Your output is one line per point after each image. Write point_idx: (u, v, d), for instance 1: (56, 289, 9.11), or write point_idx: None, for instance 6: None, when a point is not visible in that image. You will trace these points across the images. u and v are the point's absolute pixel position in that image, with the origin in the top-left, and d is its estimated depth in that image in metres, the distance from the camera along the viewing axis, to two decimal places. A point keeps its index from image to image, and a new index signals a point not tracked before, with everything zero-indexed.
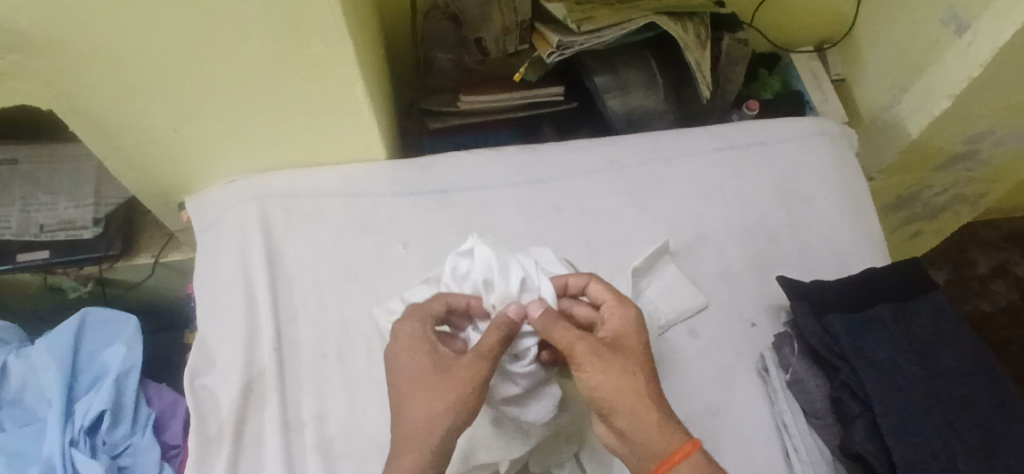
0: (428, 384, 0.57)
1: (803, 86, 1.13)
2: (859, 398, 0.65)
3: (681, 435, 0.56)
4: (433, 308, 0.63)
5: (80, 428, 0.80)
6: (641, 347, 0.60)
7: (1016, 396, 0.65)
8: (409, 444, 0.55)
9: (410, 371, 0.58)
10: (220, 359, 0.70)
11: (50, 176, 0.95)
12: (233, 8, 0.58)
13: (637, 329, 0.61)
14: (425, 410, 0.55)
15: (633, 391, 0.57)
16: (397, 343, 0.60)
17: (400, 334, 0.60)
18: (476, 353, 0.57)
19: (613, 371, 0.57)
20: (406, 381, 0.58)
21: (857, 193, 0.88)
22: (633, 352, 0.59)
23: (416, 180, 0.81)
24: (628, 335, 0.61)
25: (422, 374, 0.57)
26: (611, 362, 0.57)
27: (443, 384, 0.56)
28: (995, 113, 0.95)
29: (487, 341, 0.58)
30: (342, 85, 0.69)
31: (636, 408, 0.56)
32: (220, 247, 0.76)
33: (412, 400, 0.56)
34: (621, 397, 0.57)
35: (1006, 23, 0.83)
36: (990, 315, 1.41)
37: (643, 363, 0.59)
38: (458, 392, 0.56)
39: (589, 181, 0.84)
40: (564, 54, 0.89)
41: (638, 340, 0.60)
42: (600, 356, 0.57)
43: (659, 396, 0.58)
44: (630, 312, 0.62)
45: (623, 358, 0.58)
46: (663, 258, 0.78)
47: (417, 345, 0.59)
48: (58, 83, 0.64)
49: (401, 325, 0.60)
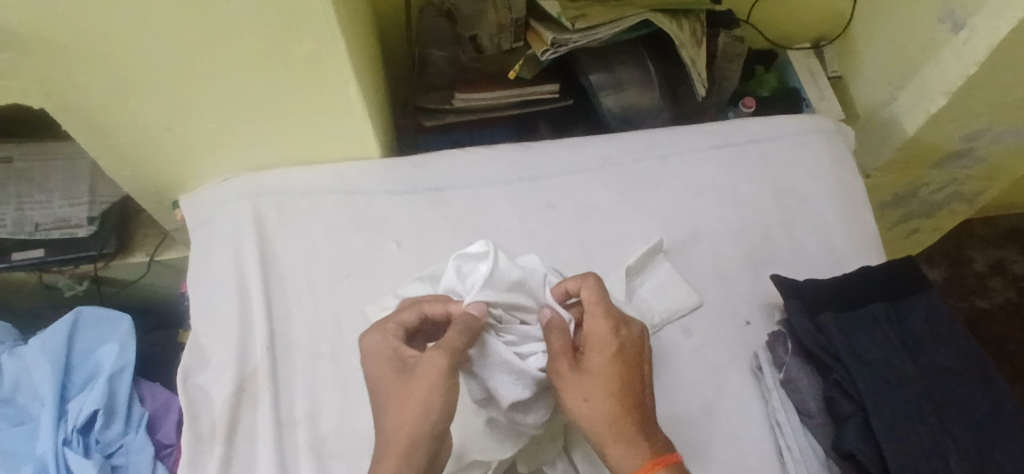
0: (396, 390, 0.57)
1: (800, 83, 1.12)
2: (850, 396, 0.65)
3: (639, 454, 0.57)
4: (401, 318, 0.62)
5: (73, 428, 0.80)
6: (605, 363, 0.60)
7: (1008, 394, 0.65)
8: (386, 449, 0.55)
9: (380, 380, 0.59)
10: (213, 358, 0.70)
11: (44, 174, 0.94)
12: (224, 9, 0.58)
13: (608, 341, 0.61)
14: (394, 416, 0.56)
15: (590, 413, 0.58)
16: (365, 353, 0.61)
17: (368, 346, 0.61)
18: (434, 352, 0.57)
19: (571, 389, 0.59)
20: (379, 389, 0.59)
21: (852, 191, 0.87)
22: (597, 366, 0.60)
23: (409, 178, 0.80)
24: (600, 346, 0.61)
25: (390, 380, 0.58)
26: (570, 383, 0.59)
27: (407, 389, 0.57)
28: (990, 111, 0.95)
29: (443, 340, 0.58)
30: (335, 84, 0.69)
31: (592, 425, 0.58)
32: (213, 245, 0.76)
33: (385, 406, 0.57)
34: (578, 414, 0.58)
35: (1000, 20, 0.83)
36: (987, 312, 1.41)
37: (606, 378, 0.59)
38: (420, 394, 0.56)
39: (583, 179, 0.83)
40: (558, 51, 0.89)
41: (610, 353, 0.61)
42: (564, 378, 0.59)
43: (619, 412, 0.58)
44: (605, 323, 0.62)
45: (586, 373, 0.59)
46: (657, 256, 0.78)
47: (382, 353, 0.60)
48: (48, 82, 0.64)
49: (367, 337, 0.61)
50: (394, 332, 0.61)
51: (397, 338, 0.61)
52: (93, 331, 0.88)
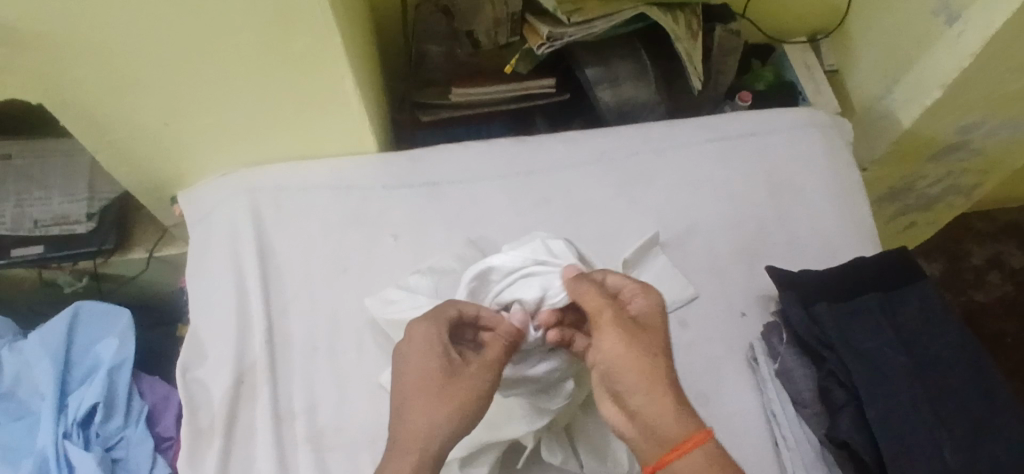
0: (436, 392, 0.56)
1: (796, 77, 1.12)
2: (844, 386, 0.65)
3: (696, 419, 0.54)
4: (454, 314, 0.61)
5: (73, 421, 0.81)
6: (662, 327, 0.59)
7: (1001, 384, 0.66)
8: (410, 447, 0.54)
9: (418, 376, 0.57)
10: (211, 352, 0.71)
11: (43, 171, 0.95)
12: (219, 5, 0.58)
13: (661, 309, 0.60)
14: (431, 414, 0.55)
15: (650, 368, 0.56)
16: (409, 342, 0.59)
17: (417, 335, 0.59)
18: (483, 369, 0.58)
19: (637, 347, 0.57)
20: (413, 385, 0.57)
21: (847, 183, 0.88)
22: (656, 332, 0.58)
23: (405, 172, 0.81)
24: (655, 313, 0.60)
25: (432, 376, 0.57)
26: (631, 338, 0.57)
27: (448, 393, 0.56)
28: (986, 104, 0.95)
29: (491, 355, 0.59)
30: (331, 79, 0.69)
31: (651, 389, 0.55)
32: (211, 240, 0.76)
33: (416, 403, 0.56)
34: (641, 373, 0.55)
35: (994, 13, 0.83)
36: (984, 306, 1.41)
37: (664, 344, 0.58)
38: (464, 403, 0.56)
39: (579, 173, 0.84)
40: (553, 45, 0.89)
41: (664, 321, 0.59)
42: (622, 331, 0.57)
43: (677, 379, 0.56)
44: (655, 295, 0.61)
45: (647, 334, 0.58)
46: (651, 251, 0.78)
47: (428, 347, 0.58)
48: (46, 77, 0.64)
49: (416, 325, 0.59)
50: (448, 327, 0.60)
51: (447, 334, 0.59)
52: (92, 325, 0.88)
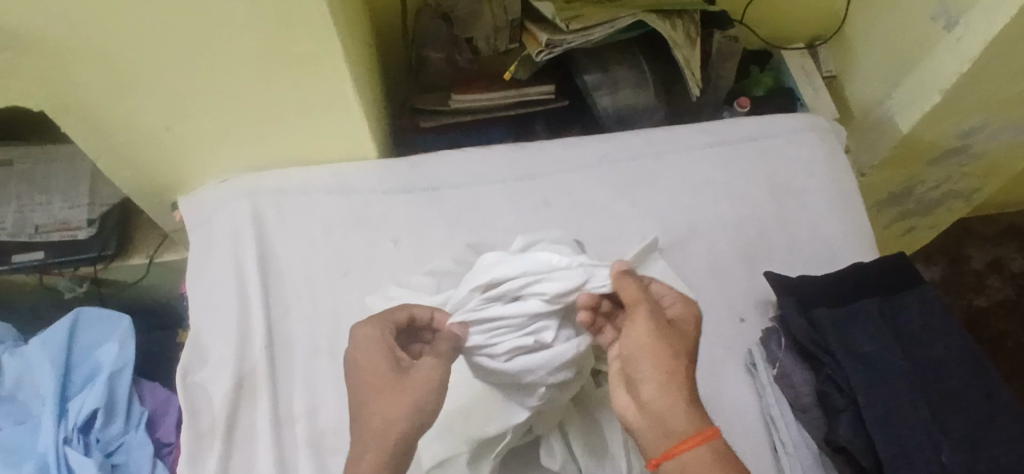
0: (385, 387, 0.56)
1: (795, 83, 1.13)
2: (843, 391, 0.66)
3: (709, 417, 0.55)
4: (393, 318, 0.60)
5: (74, 426, 0.81)
6: (697, 333, 0.59)
7: (1001, 387, 0.66)
8: (369, 443, 0.54)
9: (370, 377, 0.57)
10: (212, 356, 0.71)
11: (45, 177, 0.95)
12: (221, 11, 0.59)
13: (698, 317, 0.60)
14: (382, 410, 0.55)
15: (678, 362, 0.56)
16: (354, 346, 0.58)
17: (359, 338, 0.59)
18: (432, 357, 0.58)
19: (669, 342, 0.57)
20: (365, 386, 0.57)
21: (846, 188, 0.88)
22: (688, 334, 0.59)
23: (406, 177, 0.81)
24: (693, 318, 0.60)
25: (380, 373, 0.56)
26: (663, 332, 0.57)
27: (400, 385, 0.56)
28: (984, 108, 0.95)
29: (439, 347, 0.58)
30: (332, 84, 0.70)
31: (672, 382, 0.55)
32: (212, 245, 0.77)
33: (371, 402, 0.56)
34: (666, 367, 0.56)
35: (992, 18, 0.83)
36: (984, 309, 1.41)
37: (693, 346, 0.58)
38: (411, 393, 0.55)
39: (579, 178, 0.84)
40: (552, 52, 0.90)
41: (698, 328, 0.60)
42: (658, 325, 0.58)
43: (697, 381, 0.57)
44: (697, 303, 0.62)
45: (679, 335, 0.58)
46: (652, 255, 0.76)
47: (370, 347, 0.58)
48: (47, 82, 0.65)
49: (357, 329, 0.59)
50: (390, 328, 0.60)
51: (390, 334, 0.59)
52: (92, 330, 0.88)
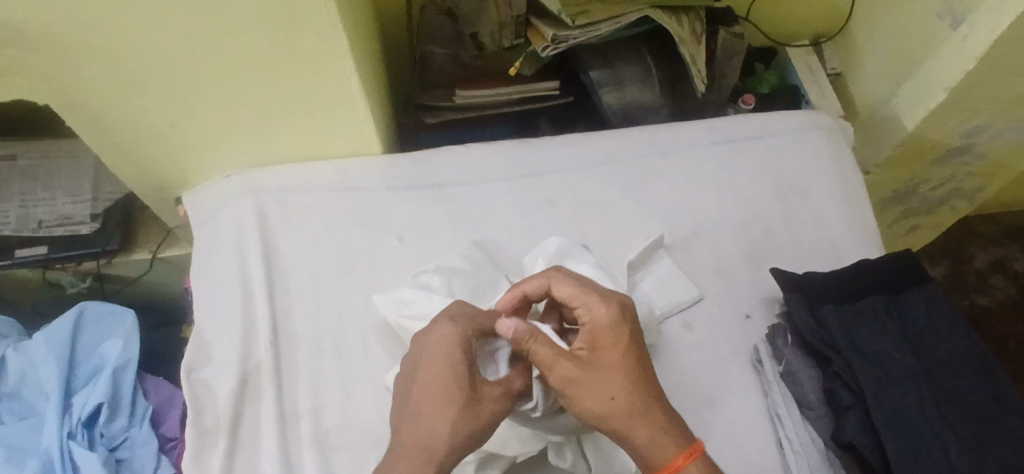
0: (457, 398, 0.55)
1: (800, 81, 1.13)
2: (850, 388, 0.65)
3: (673, 443, 0.56)
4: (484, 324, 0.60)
5: (78, 421, 0.81)
6: (618, 356, 0.58)
7: (1008, 388, 0.65)
8: (417, 453, 0.54)
9: (439, 381, 0.56)
10: (217, 353, 0.71)
11: (48, 171, 0.95)
12: (224, 5, 0.58)
13: (613, 334, 0.58)
14: (449, 423, 0.55)
15: (614, 408, 0.56)
16: (431, 339, 0.58)
17: (444, 336, 0.58)
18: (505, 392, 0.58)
19: (596, 391, 0.56)
20: (432, 388, 0.56)
21: (852, 186, 0.88)
22: (611, 365, 0.57)
23: (412, 173, 0.81)
24: (608, 339, 0.58)
25: (454, 383, 0.56)
26: (587, 385, 0.56)
27: (471, 404, 0.56)
28: (990, 107, 0.95)
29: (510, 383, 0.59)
30: (337, 79, 0.69)
31: (621, 426, 0.56)
32: (217, 241, 0.76)
33: (437, 409, 0.55)
34: (608, 410, 0.56)
35: (1000, 15, 0.83)
36: (986, 309, 1.41)
37: (622, 374, 0.57)
38: (482, 417, 0.56)
39: (584, 175, 0.84)
40: (559, 47, 0.90)
41: (618, 338, 0.58)
42: (578, 382, 0.56)
43: (645, 406, 0.57)
44: (602, 312, 0.59)
45: (604, 363, 0.57)
46: (657, 252, 0.79)
47: (448, 348, 0.57)
48: (53, 77, 0.64)
49: (445, 327, 0.59)
50: (473, 334, 0.59)
51: (471, 338, 0.59)
52: (96, 326, 0.88)
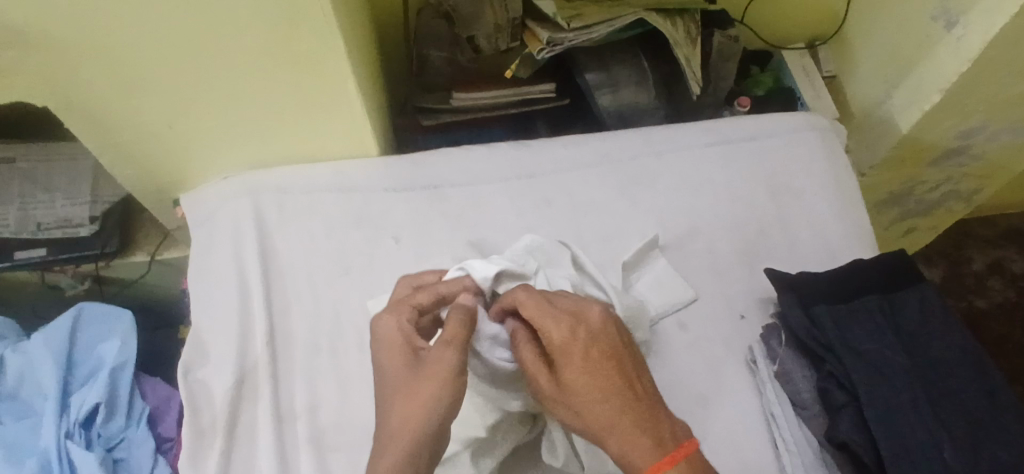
0: (403, 382, 0.56)
1: (794, 83, 1.13)
2: (843, 386, 0.66)
3: (651, 452, 0.54)
4: (415, 301, 0.61)
5: (75, 421, 0.81)
6: (580, 370, 0.56)
7: (1002, 385, 0.66)
8: (388, 445, 0.54)
9: (390, 371, 0.57)
10: (213, 352, 0.71)
11: (48, 173, 0.96)
12: (223, 7, 0.59)
13: (572, 348, 0.57)
14: (401, 407, 0.54)
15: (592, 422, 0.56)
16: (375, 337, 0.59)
17: (382, 329, 0.59)
18: (442, 346, 0.56)
19: (571, 407, 0.56)
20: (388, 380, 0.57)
21: (846, 186, 0.88)
22: (577, 380, 0.56)
23: (408, 175, 0.81)
24: (568, 356, 0.57)
25: (396, 367, 0.56)
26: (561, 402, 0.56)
27: (416, 380, 0.55)
28: (985, 108, 0.95)
29: (450, 330, 0.56)
30: (334, 81, 0.70)
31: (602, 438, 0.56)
32: (214, 241, 0.77)
33: (395, 398, 0.55)
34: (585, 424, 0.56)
35: (994, 16, 0.83)
36: (983, 310, 1.41)
37: (591, 385, 0.56)
38: (428, 385, 0.54)
39: (581, 176, 0.84)
40: (554, 50, 0.91)
41: (579, 353, 0.57)
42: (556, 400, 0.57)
43: (620, 415, 0.55)
44: (562, 329, 0.57)
45: (570, 376, 0.56)
46: (654, 251, 0.79)
47: (388, 338, 0.58)
48: (51, 77, 0.65)
49: (379, 319, 0.60)
50: (408, 313, 0.60)
51: (408, 321, 0.59)
52: (95, 327, 0.89)
